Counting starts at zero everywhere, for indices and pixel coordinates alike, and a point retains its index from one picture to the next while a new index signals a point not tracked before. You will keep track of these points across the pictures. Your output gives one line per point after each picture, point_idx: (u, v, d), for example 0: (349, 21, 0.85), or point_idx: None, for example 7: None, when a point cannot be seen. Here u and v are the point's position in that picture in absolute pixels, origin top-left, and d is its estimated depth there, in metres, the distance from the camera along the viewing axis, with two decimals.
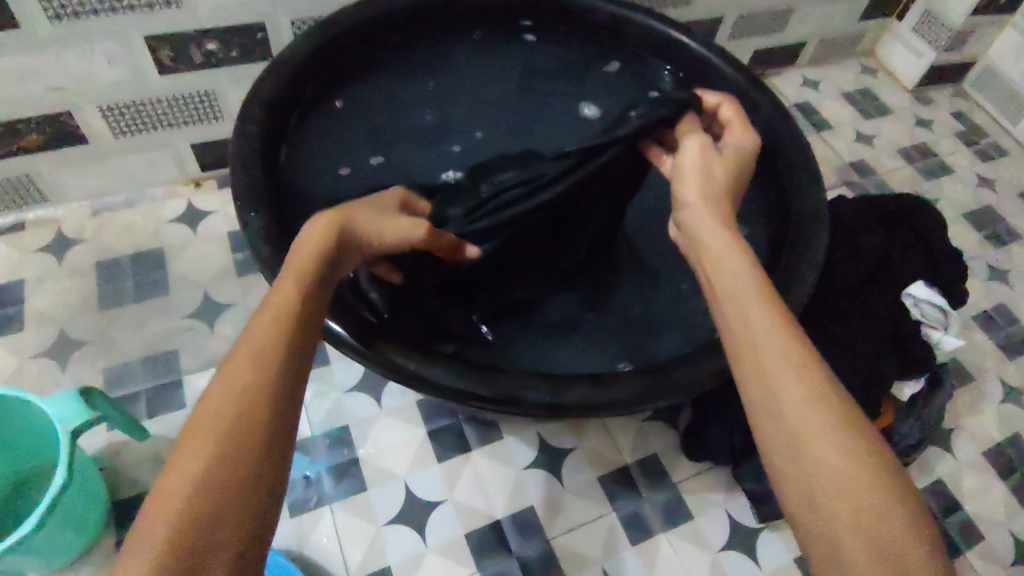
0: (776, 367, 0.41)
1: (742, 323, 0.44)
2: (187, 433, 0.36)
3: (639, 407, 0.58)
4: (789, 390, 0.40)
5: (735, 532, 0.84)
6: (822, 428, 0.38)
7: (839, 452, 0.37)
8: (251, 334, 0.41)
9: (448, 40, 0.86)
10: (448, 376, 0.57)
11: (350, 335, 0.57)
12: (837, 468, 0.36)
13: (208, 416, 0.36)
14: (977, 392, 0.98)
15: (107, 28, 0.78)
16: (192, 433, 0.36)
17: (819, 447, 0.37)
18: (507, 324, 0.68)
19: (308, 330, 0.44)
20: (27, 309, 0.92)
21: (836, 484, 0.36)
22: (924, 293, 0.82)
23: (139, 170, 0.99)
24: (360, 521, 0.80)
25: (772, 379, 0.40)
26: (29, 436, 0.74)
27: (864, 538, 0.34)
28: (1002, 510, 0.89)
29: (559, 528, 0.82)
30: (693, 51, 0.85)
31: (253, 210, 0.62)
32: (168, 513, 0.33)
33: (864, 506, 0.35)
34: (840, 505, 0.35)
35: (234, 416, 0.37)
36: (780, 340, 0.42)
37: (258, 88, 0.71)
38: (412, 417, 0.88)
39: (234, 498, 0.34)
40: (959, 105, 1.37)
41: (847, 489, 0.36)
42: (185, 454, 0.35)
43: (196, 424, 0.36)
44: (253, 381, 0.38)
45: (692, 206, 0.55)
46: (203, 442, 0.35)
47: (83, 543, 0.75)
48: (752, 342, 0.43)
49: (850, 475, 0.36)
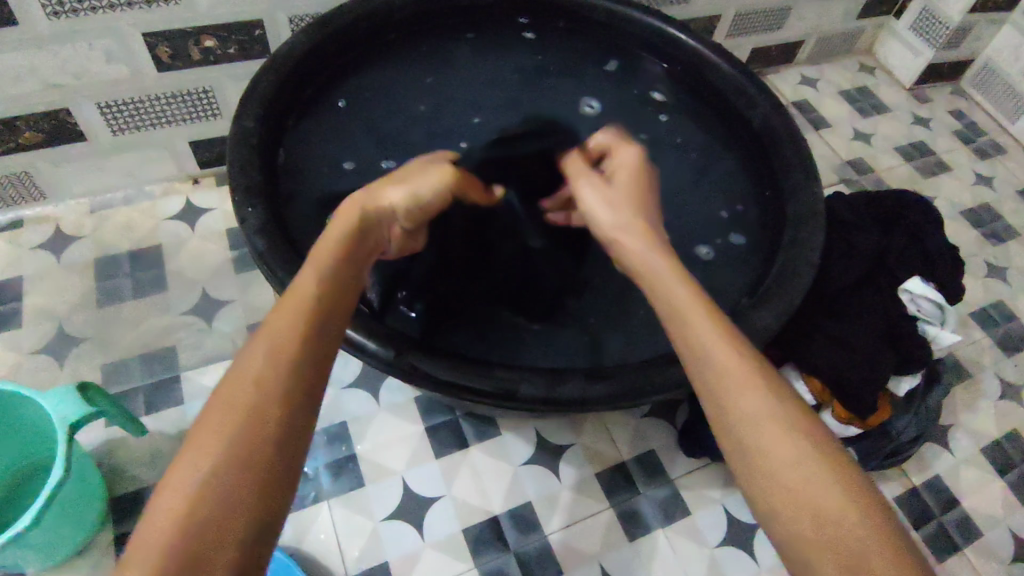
0: (733, 384, 0.45)
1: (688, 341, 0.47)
2: (200, 425, 0.40)
3: (635, 401, 0.58)
4: (751, 405, 0.43)
5: (734, 528, 0.84)
6: (778, 434, 0.42)
7: (802, 462, 0.41)
8: (272, 331, 0.44)
9: (447, 39, 0.86)
10: (448, 370, 0.57)
11: (369, 340, 0.57)
12: (793, 475, 0.41)
13: (219, 413, 0.40)
14: (975, 388, 0.99)
15: (105, 25, 0.78)
16: (204, 426, 0.40)
17: (772, 460, 0.42)
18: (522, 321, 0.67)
19: (327, 327, 0.47)
20: (25, 305, 0.92)
21: (791, 496, 0.40)
22: (921, 289, 0.82)
23: (137, 167, 0.99)
24: (358, 516, 0.81)
25: (726, 398, 0.44)
26: (27, 432, 0.74)
27: (823, 548, 0.38)
28: (1000, 506, 0.89)
29: (558, 524, 0.82)
30: (693, 51, 0.84)
31: (250, 206, 0.62)
32: (179, 499, 0.36)
33: (820, 515, 0.39)
34: (798, 511, 0.40)
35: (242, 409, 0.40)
36: (735, 360, 0.45)
37: (255, 85, 0.69)
38: (411, 413, 0.88)
39: (237, 497, 0.37)
40: (956, 103, 1.37)
41: (790, 494, 0.40)
42: (198, 444, 0.39)
43: (208, 419, 0.40)
44: (259, 376, 0.42)
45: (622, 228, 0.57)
46: (213, 434, 0.39)
47: (82, 538, 0.75)
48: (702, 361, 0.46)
49: (803, 486, 0.40)
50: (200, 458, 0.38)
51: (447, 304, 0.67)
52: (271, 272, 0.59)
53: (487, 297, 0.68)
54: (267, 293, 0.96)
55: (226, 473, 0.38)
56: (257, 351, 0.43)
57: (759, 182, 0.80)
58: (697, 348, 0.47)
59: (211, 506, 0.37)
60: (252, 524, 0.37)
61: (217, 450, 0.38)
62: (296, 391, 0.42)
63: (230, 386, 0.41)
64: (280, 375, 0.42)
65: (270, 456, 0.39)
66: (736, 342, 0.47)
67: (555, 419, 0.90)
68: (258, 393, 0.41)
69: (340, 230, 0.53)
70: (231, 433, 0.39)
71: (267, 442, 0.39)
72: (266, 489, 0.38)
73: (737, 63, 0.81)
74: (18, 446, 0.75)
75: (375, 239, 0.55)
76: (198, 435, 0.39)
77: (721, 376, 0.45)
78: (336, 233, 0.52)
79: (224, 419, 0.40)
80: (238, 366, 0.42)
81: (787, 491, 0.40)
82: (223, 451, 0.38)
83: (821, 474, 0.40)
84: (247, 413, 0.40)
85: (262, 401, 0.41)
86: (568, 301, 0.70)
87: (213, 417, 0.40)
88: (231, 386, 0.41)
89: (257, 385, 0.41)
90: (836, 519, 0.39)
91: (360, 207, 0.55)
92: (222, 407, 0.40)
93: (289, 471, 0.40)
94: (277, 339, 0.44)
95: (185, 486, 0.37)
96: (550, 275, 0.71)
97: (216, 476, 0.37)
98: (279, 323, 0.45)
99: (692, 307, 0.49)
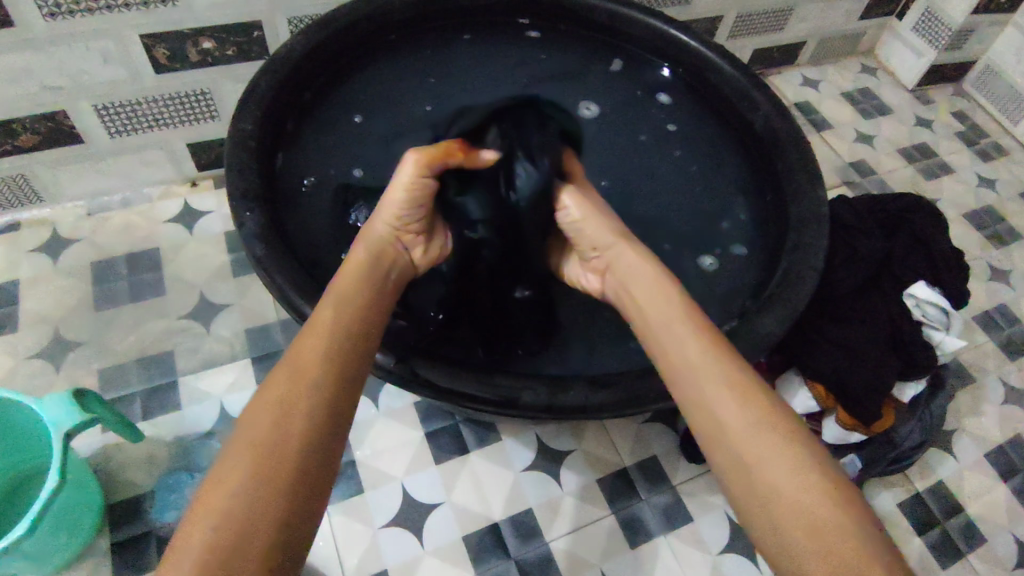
0: (715, 388, 0.45)
1: (678, 355, 0.48)
2: (229, 448, 0.40)
3: (636, 409, 0.57)
4: (738, 417, 0.44)
5: (736, 534, 0.83)
6: (768, 446, 0.42)
7: (797, 474, 0.41)
8: (299, 355, 0.45)
9: (448, 39, 0.86)
10: (466, 384, 0.56)
11: (388, 358, 0.56)
12: (790, 486, 0.40)
13: (243, 436, 0.40)
14: (978, 392, 0.98)
15: (101, 26, 0.77)
16: (232, 448, 0.40)
17: (763, 469, 0.41)
18: (528, 336, 0.66)
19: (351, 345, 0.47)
20: (21, 309, 0.91)
21: (788, 502, 0.40)
22: (925, 293, 0.81)
23: (135, 170, 0.98)
24: (358, 524, 0.80)
25: (718, 406, 0.45)
26: (22, 439, 0.73)
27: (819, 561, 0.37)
28: (1003, 512, 0.89)
29: (559, 531, 0.81)
30: (697, 52, 0.83)
31: (248, 210, 0.61)
32: (205, 524, 0.36)
33: (812, 520, 0.39)
34: (790, 515, 0.39)
35: (265, 429, 0.40)
36: (724, 368, 0.46)
37: (254, 87, 0.68)
38: (410, 419, 0.88)
39: (263, 513, 0.37)
40: (958, 104, 1.36)
41: (790, 507, 0.40)
42: (224, 466, 0.39)
43: (236, 442, 0.40)
44: (282, 395, 0.42)
45: (617, 246, 0.59)
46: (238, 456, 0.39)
47: (78, 547, 0.74)
48: (693, 374, 0.47)
49: (802, 497, 0.40)
50: (226, 480, 0.38)
51: (466, 327, 0.66)
52: (270, 279, 0.58)
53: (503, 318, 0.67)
54: (266, 296, 0.96)
55: (254, 490, 0.38)
56: (284, 375, 0.43)
57: (762, 186, 0.79)
58: (697, 365, 0.47)
59: (237, 524, 0.37)
60: (276, 541, 0.37)
61: (242, 471, 0.38)
62: (323, 405, 0.43)
63: (255, 409, 0.42)
64: (307, 395, 0.42)
65: (294, 472, 0.39)
66: (724, 351, 0.48)
67: (555, 425, 0.89)
68: (280, 412, 0.41)
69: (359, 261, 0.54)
70: (258, 452, 0.39)
71: (289, 456, 0.40)
72: (286, 500, 0.38)
73: (735, 62, 0.80)
74: (14, 454, 0.74)
75: (393, 260, 0.57)
76: (225, 457, 0.40)
77: (714, 386, 0.46)
78: (355, 257, 0.54)
79: (252, 439, 0.40)
80: (265, 389, 0.43)
81: (785, 502, 0.40)
82: (247, 469, 0.39)
83: (814, 486, 0.40)
84: (272, 432, 0.40)
85: (290, 419, 0.41)
86: (567, 310, 0.69)
87: (239, 438, 0.40)
88: (257, 407, 0.42)
89: (280, 402, 0.42)
90: (827, 524, 0.39)
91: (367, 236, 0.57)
92: (247, 429, 0.41)
93: (313, 485, 0.40)
94: (301, 359, 0.44)
95: (213, 509, 0.37)
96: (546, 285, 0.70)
97: (241, 496, 0.37)
98: (303, 345, 0.46)
99: (688, 317, 0.50)
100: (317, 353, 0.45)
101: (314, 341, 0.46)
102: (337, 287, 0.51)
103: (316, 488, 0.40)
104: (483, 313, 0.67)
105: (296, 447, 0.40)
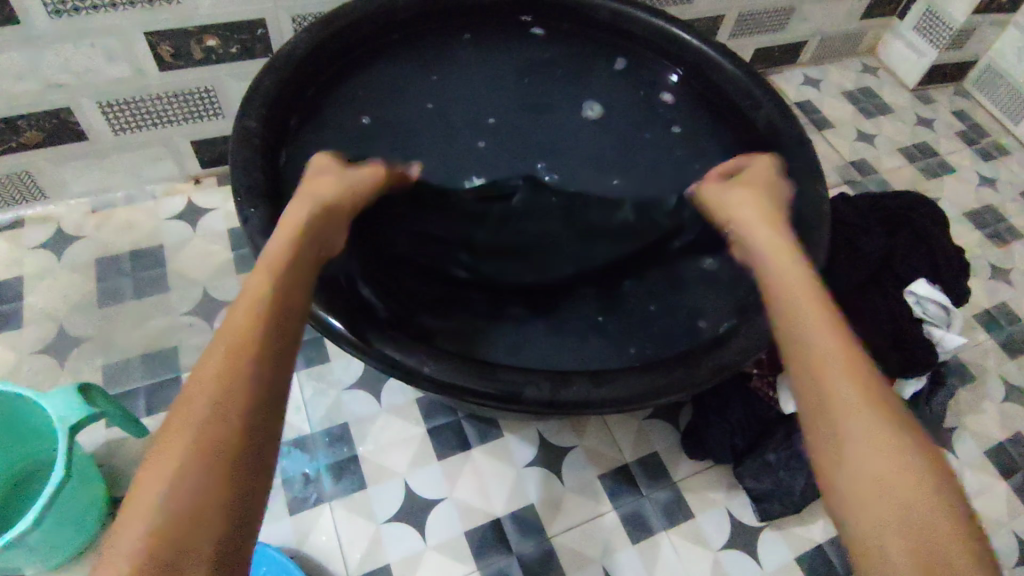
0: (834, 377, 0.43)
1: (792, 321, 0.47)
2: (169, 427, 0.38)
3: (638, 405, 0.58)
4: (842, 391, 0.42)
5: (736, 531, 0.84)
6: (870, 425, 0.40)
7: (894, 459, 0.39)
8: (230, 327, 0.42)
9: (451, 37, 0.86)
10: (445, 372, 0.56)
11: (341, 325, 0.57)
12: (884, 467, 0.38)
13: (185, 411, 0.38)
14: (978, 391, 0.98)
15: (106, 23, 0.77)
16: (173, 428, 0.37)
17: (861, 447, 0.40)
18: (512, 324, 0.66)
19: (284, 317, 0.45)
20: (24, 305, 0.91)
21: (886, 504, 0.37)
22: (926, 290, 0.81)
23: (139, 167, 0.98)
24: (360, 519, 0.80)
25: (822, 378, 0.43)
26: (27, 432, 0.73)
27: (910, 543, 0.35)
28: (1004, 510, 0.89)
29: (560, 527, 0.82)
30: (698, 51, 0.84)
31: (252, 206, 0.61)
32: (150, 504, 0.35)
33: (904, 504, 0.37)
34: (886, 507, 0.37)
35: (207, 404, 0.38)
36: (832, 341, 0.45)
37: (257, 84, 0.69)
38: (412, 415, 0.88)
39: (209, 494, 0.35)
40: (959, 104, 1.37)
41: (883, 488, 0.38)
42: (168, 443, 0.37)
43: (177, 419, 0.38)
44: (219, 369, 0.40)
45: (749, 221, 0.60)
46: (181, 433, 0.37)
47: (82, 540, 0.74)
48: (806, 345, 0.45)
49: (896, 481, 0.38)
50: (168, 456, 0.36)
51: (439, 307, 0.66)
52: None
53: (476, 305, 0.67)
54: None
55: (201, 465, 0.36)
56: (217, 352, 0.41)
57: None
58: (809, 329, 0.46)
59: (187, 507, 0.35)
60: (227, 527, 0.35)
61: (186, 448, 0.36)
62: (259, 377, 0.40)
63: (196, 382, 0.39)
64: (247, 369, 0.40)
65: (237, 448, 0.37)
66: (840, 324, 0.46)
67: (556, 421, 0.89)
68: (220, 389, 0.39)
69: (288, 234, 0.51)
70: (200, 429, 0.37)
71: (232, 430, 0.37)
72: (239, 477, 0.37)
73: (739, 62, 0.81)
74: (18, 447, 0.74)
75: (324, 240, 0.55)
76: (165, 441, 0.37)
77: (820, 358, 0.44)
78: (287, 228, 0.51)
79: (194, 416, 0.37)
80: (203, 363, 0.40)
81: (882, 483, 0.38)
82: (191, 447, 0.36)
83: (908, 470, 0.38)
84: (214, 408, 0.38)
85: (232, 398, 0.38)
86: (561, 305, 0.69)
87: (175, 422, 0.38)
88: (196, 382, 0.39)
89: (218, 377, 0.39)
90: (934, 529, 0.36)
91: (306, 206, 0.55)
92: (188, 405, 0.38)
93: (257, 460, 0.38)
94: (238, 331, 0.42)
95: (156, 489, 0.35)
96: (540, 282, 0.70)
97: (188, 478, 0.35)
98: (236, 317, 0.43)
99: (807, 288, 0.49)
100: (257, 325, 0.42)
101: (244, 315, 0.43)
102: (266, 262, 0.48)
103: (257, 463, 0.38)
104: (455, 298, 0.67)
105: (237, 424, 0.38)
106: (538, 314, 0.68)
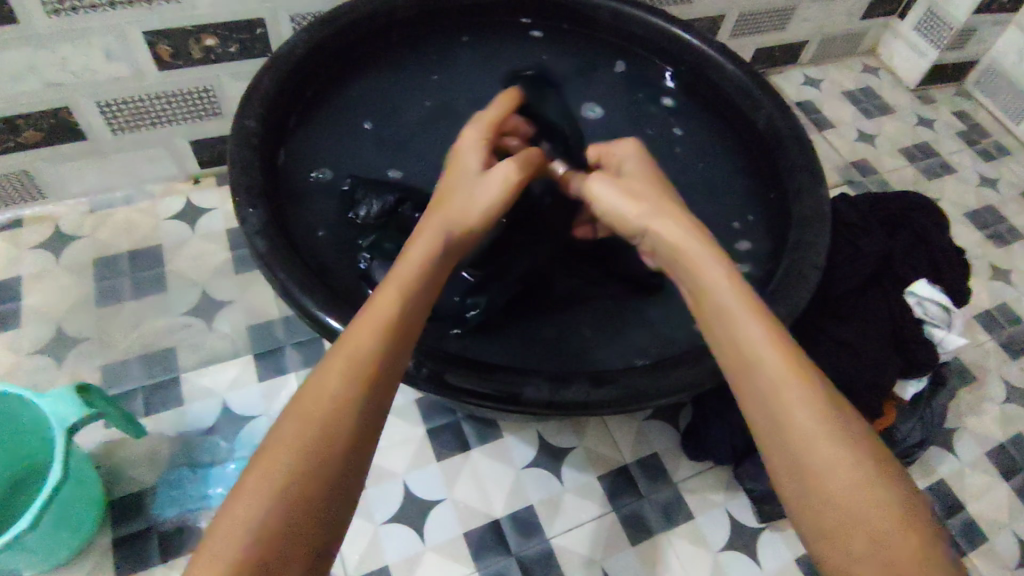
0: (800, 417, 0.40)
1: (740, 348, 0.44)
2: (272, 442, 0.38)
3: (635, 407, 0.58)
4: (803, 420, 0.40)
5: (736, 532, 0.84)
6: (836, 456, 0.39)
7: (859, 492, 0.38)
8: (355, 344, 0.42)
9: (450, 37, 0.86)
10: (453, 376, 0.56)
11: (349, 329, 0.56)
12: (849, 499, 0.37)
13: (295, 426, 0.38)
14: (979, 392, 0.98)
15: (105, 23, 0.77)
16: (274, 447, 0.37)
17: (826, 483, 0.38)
18: (519, 329, 0.66)
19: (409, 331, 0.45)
20: (22, 305, 0.91)
21: (864, 535, 0.36)
22: (927, 291, 0.82)
23: (138, 167, 0.98)
24: (359, 520, 0.80)
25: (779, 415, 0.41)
26: (24, 433, 0.73)
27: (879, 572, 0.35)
28: (1004, 511, 0.89)
29: (560, 528, 0.81)
30: (698, 50, 0.83)
31: (252, 206, 0.61)
32: (247, 522, 0.35)
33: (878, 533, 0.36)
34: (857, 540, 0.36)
35: (319, 423, 0.38)
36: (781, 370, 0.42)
37: (256, 85, 0.69)
38: (411, 415, 0.88)
39: (304, 517, 0.36)
40: (960, 104, 1.36)
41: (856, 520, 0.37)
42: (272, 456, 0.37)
43: (283, 435, 0.38)
44: (335, 390, 0.40)
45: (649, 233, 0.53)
46: (282, 451, 0.37)
47: (78, 541, 0.74)
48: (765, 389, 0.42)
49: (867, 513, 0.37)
50: (271, 471, 0.36)
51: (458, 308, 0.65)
52: (272, 272, 0.58)
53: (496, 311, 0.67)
54: (267, 293, 0.96)
55: (298, 484, 0.36)
56: (336, 370, 0.41)
57: (764, 184, 0.80)
58: (748, 361, 0.43)
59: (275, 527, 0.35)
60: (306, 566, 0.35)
61: (290, 469, 0.37)
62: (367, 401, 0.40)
63: (308, 396, 0.39)
64: (363, 392, 0.40)
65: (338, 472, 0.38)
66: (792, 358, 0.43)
67: (556, 423, 0.89)
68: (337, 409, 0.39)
69: (427, 245, 0.50)
70: (304, 445, 0.37)
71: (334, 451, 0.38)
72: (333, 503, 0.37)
73: (739, 62, 0.81)
74: (16, 448, 0.74)
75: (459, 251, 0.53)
76: (273, 445, 0.38)
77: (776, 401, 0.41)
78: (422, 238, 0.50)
79: (302, 432, 0.38)
80: (316, 379, 0.40)
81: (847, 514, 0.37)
82: (293, 464, 0.37)
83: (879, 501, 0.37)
84: (324, 428, 0.38)
85: (341, 415, 0.39)
86: (570, 308, 0.68)
87: (282, 438, 0.38)
88: (310, 397, 0.39)
89: (331, 399, 0.39)
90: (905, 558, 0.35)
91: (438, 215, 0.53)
92: (294, 422, 0.38)
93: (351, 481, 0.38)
94: (357, 350, 0.42)
95: (253, 511, 0.35)
96: (552, 286, 0.70)
97: (281, 500, 0.36)
98: (359, 335, 0.42)
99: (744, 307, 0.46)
100: (375, 347, 0.42)
101: (367, 332, 0.42)
102: (401, 268, 0.47)
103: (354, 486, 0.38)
104: None
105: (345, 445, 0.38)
106: (552, 318, 0.68)
